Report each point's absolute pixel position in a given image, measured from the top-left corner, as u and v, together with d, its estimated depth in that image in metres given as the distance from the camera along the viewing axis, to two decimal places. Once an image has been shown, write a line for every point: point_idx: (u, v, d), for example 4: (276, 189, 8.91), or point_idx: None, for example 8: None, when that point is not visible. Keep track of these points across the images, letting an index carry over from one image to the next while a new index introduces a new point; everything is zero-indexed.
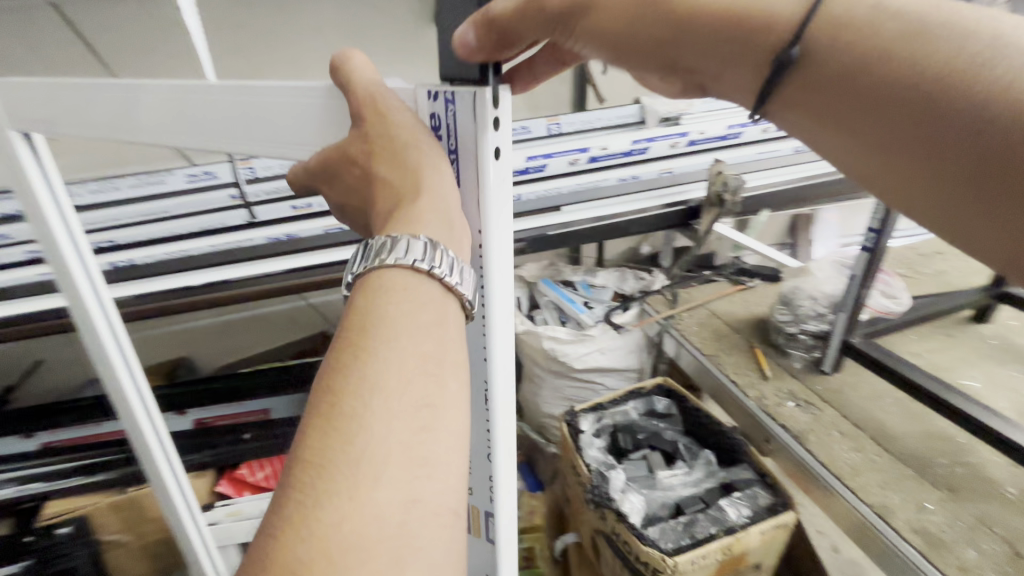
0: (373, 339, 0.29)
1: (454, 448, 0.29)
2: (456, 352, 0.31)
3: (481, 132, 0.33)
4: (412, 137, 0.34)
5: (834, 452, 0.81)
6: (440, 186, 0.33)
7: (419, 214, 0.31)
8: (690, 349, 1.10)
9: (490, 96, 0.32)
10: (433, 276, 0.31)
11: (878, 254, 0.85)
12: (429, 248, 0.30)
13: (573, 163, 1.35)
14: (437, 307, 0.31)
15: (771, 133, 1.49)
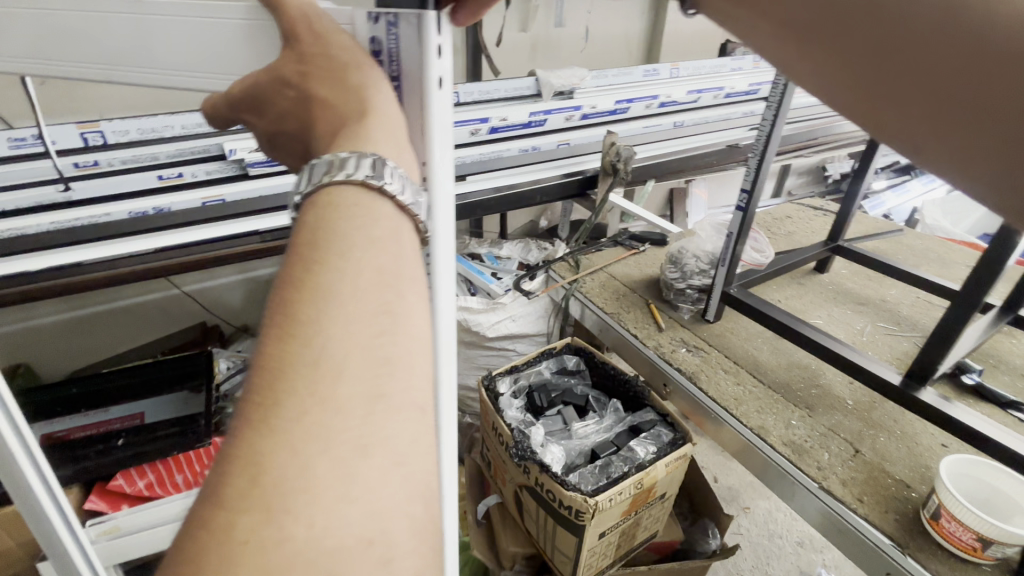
0: (326, 250, 0.28)
1: (418, 358, 0.27)
2: (413, 268, 0.30)
3: (426, 57, 0.36)
4: (351, 56, 0.36)
5: (720, 387, 0.93)
6: (386, 106, 0.35)
7: (369, 130, 0.33)
8: (595, 310, 1.17)
9: (433, 22, 0.35)
10: (384, 192, 0.31)
11: (749, 213, 0.97)
12: (381, 165, 0.31)
13: (474, 134, 1.33)
14: (391, 223, 0.30)
15: (654, 109, 1.61)
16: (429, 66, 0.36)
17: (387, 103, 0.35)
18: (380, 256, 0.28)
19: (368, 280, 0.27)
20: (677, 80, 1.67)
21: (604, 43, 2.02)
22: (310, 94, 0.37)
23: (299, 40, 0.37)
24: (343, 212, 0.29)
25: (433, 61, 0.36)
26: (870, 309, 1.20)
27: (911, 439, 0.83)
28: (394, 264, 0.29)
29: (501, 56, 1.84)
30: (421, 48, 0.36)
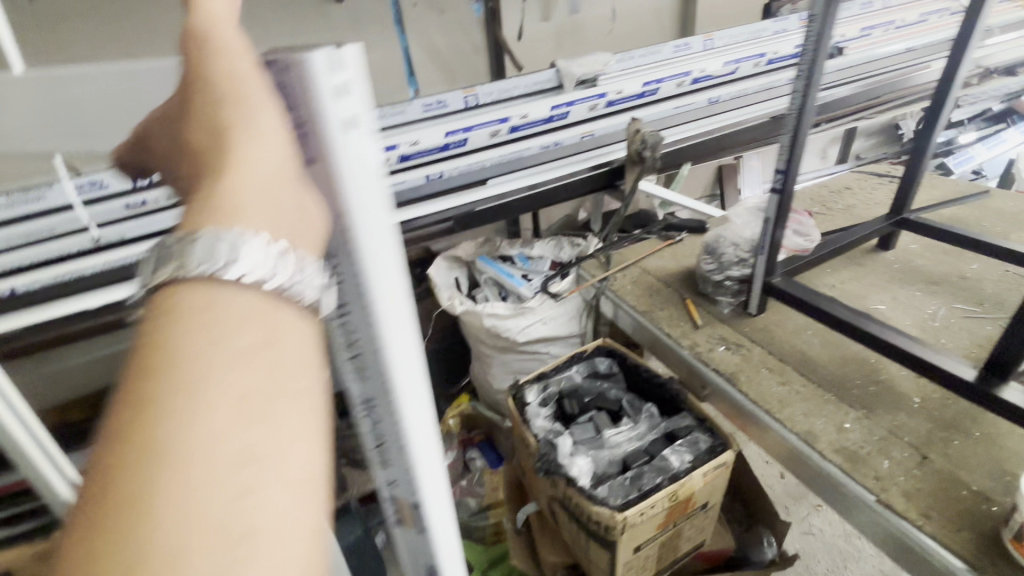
0: (165, 376, 0.21)
1: (297, 491, 0.22)
2: (295, 376, 0.24)
3: (322, 106, 0.25)
4: (229, 103, 0.27)
5: (763, 388, 0.86)
6: (259, 174, 0.26)
7: (236, 201, 0.25)
8: (627, 310, 1.12)
9: (324, 58, 0.24)
10: (254, 286, 0.23)
11: (787, 193, 0.87)
12: (247, 251, 0.23)
13: (494, 135, 1.31)
14: (263, 321, 0.24)
15: (686, 86, 1.50)
16: (325, 115, 0.25)
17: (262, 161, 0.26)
18: (239, 376, 0.22)
19: (223, 413, 0.21)
20: (710, 52, 1.56)
21: (632, 22, 1.91)
22: (193, 157, 0.29)
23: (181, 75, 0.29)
24: (193, 318, 0.23)
25: (330, 108, 0.25)
26: (946, 288, 1.06)
27: (991, 441, 0.72)
28: (260, 381, 0.22)
29: (524, 50, 1.80)
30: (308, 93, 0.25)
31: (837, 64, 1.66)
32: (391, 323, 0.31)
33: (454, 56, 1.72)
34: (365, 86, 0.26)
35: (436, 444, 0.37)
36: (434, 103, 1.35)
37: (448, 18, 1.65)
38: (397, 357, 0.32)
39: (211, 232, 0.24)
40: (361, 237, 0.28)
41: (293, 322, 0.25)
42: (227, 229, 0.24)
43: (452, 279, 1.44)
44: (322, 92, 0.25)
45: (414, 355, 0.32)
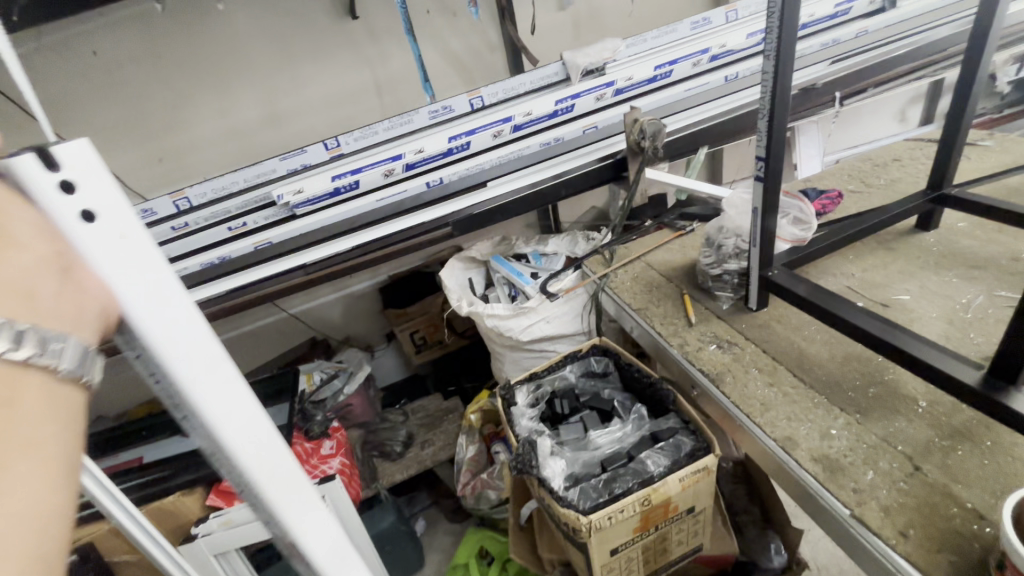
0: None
1: (23, 526, 0.26)
2: (26, 430, 0.28)
3: (51, 201, 0.31)
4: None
5: (748, 390, 0.81)
6: (6, 257, 0.31)
7: None
8: (626, 310, 1.08)
9: (38, 164, 0.31)
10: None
11: (772, 181, 0.81)
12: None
13: (497, 135, 1.33)
14: (0, 391, 0.28)
15: (703, 65, 1.40)
16: (62, 206, 0.32)
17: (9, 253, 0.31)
18: None
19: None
20: (734, 25, 1.45)
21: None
22: None
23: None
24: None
25: (58, 201, 0.31)
26: (991, 272, 0.93)
27: (1004, 452, 0.63)
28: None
29: (539, 43, 1.77)
30: (33, 194, 0.32)
31: (887, 19, 1.47)
32: (186, 363, 0.36)
33: (470, 58, 1.74)
34: (94, 178, 0.32)
35: (284, 469, 0.42)
36: (440, 108, 1.37)
37: (460, 20, 1.67)
38: (198, 393, 0.37)
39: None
40: (126, 295, 0.34)
41: (36, 390, 0.29)
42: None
43: (467, 280, 1.48)
44: (45, 190, 0.31)
45: (226, 386, 0.38)
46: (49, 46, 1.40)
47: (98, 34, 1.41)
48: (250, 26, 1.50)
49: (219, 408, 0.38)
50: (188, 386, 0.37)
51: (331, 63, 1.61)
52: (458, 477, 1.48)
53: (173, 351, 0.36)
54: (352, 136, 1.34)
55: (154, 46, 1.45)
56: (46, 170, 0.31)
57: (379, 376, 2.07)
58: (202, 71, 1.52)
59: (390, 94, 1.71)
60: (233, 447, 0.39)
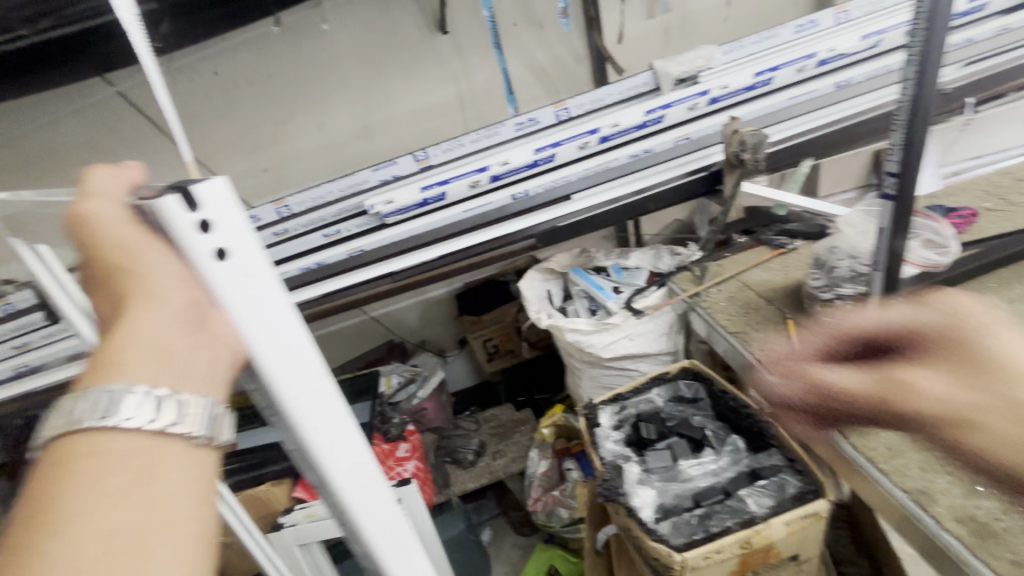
0: (44, 511, 0.29)
1: None
2: (170, 501, 0.31)
3: (187, 243, 0.33)
4: (129, 256, 0.36)
5: (869, 434, 0.74)
6: (153, 311, 0.35)
7: (130, 347, 0.34)
8: (720, 332, 1.02)
9: (178, 206, 0.32)
10: (136, 427, 0.31)
11: (905, 200, 0.73)
12: (127, 403, 0.31)
13: (583, 147, 1.30)
14: (147, 456, 0.32)
15: (808, 71, 1.30)
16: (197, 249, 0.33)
17: (157, 311, 0.35)
18: (113, 507, 0.29)
19: (96, 536, 0.29)
20: (845, 27, 1.34)
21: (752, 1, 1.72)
22: (111, 301, 0.38)
23: (81, 241, 0.38)
24: (77, 459, 0.31)
25: (196, 244, 0.33)
26: None
27: None
28: (137, 508, 0.30)
29: (626, 52, 1.73)
30: (175, 237, 0.33)
31: None
32: (312, 420, 0.39)
33: (555, 69, 1.73)
34: (227, 220, 0.33)
35: (378, 503, 0.45)
36: (526, 120, 1.37)
37: (546, 32, 1.67)
38: (314, 443, 0.39)
39: (104, 384, 0.32)
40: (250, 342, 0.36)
41: (178, 452, 0.33)
42: (117, 382, 0.32)
43: (545, 291, 1.46)
44: (187, 235, 0.33)
45: (344, 440, 0.41)
46: (177, 70, 1.55)
47: (218, 57, 1.55)
48: (348, 44, 1.58)
49: (337, 461, 0.41)
50: (313, 443, 0.39)
51: (420, 78, 1.67)
52: (529, 491, 1.46)
53: (299, 407, 0.38)
54: (439, 148, 1.37)
55: (264, 67, 1.57)
56: (185, 212, 0.32)
57: (451, 381, 2.10)
58: (304, 88, 1.62)
59: (474, 106, 1.75)
60: (346, 493, 0.42)
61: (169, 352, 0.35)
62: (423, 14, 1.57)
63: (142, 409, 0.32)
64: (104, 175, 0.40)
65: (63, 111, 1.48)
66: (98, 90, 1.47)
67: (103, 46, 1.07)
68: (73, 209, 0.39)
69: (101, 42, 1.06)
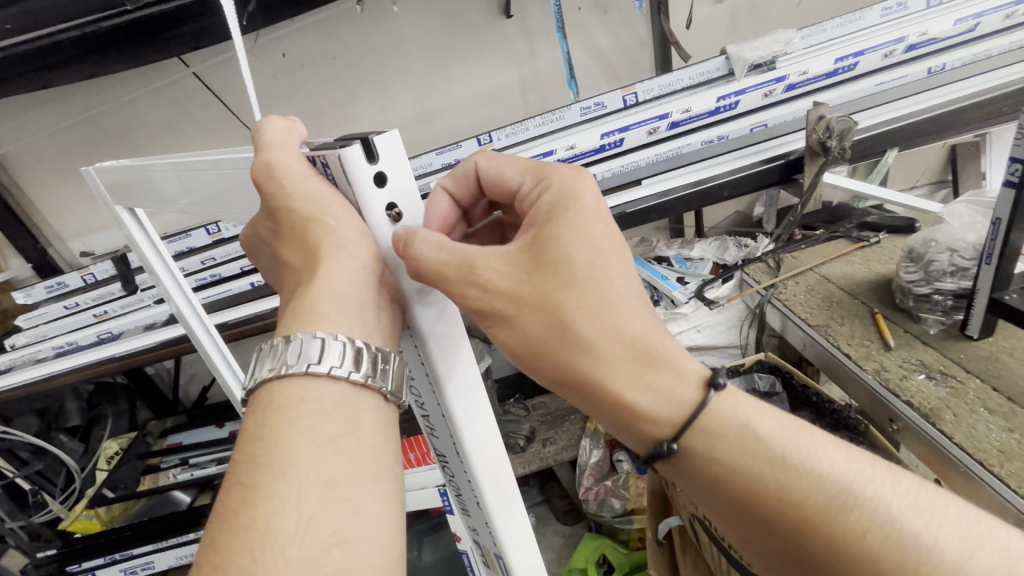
0: (277, 449, 0.38)
1: (373, 499, 0.39)
2: (368, 432, 0.42)
3: (364, 186, 0.45)
4: (313, 208, 0.47)
5: (977, 434, 0.69)
6: (341, 258, 0.45)
7: (319, 297, 0.44)
8: (797, 323, 0.99)
9: (365, 153, 0.44)
10: (341, 377, 0.42)
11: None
12: (336, 347, 0.42)
13: (652, 132, 1.27)
14: (348, 407, 0.41)
15: (896, 56, 1.23)
16: (367, 192, 0.46)
17: (346, 258, 0.46)
18: (330, 437, 0.39)
19: (319, 460, 0.38)
20: (938, 9, 1.27)
21: None
22: (292, 245, 0.50)
23: (263, 188, 0.49)
24: (295, 407, 0.40)
25: (374, 190, 0.46)
26: None
27: None
28: (347, 439, 0.40)
29: (693, 38, 1.68)
30: (356, 179, 0.45)
31: None
32: (437, 338, 0.53)
33: (618, 56, 1.70)
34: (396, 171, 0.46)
35: (481, 420, 0.56)
36: (593, 104, 1.34)
37: (612, 16, 1.64)
38: (437, 356, 0.53)
39: (313, 329, 0.42)
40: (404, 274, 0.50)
41: (370, 405, 0.43)
42: (324, 324, 0.43)
43: None
44: (367, 179, 0.45)
45: (460, 359, 0.54)
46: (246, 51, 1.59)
47: (287, 38, 1.58)
48: (413, 27, 1.59)
49: (452, 375, 0.53)
50: (436, 357, 0.52)
51: (482, 62, 1.66)
52: (581, 480, 1.44)
53: (429, 326, 0.53)
54: (503, 132, 1.37)
55: (331, 49, 1.60)
56: (367, 161, 0.44)
57: (495, 368, 2.11)
58: (369, 71, 1.64)
59: (533, 92, 1.73)
60: (456, 406, 0.54)
61: (353, 299, 0.45)
62: None
63: (346, 357, 0.42)
64: (282, 132, 0.53)
65: (139, 90, 1.53)
66: (174, 70, 1.52)
67: (189, 22, 1.10)
68: (258, 162, 0.49)
69: (187, 18, 1.09)
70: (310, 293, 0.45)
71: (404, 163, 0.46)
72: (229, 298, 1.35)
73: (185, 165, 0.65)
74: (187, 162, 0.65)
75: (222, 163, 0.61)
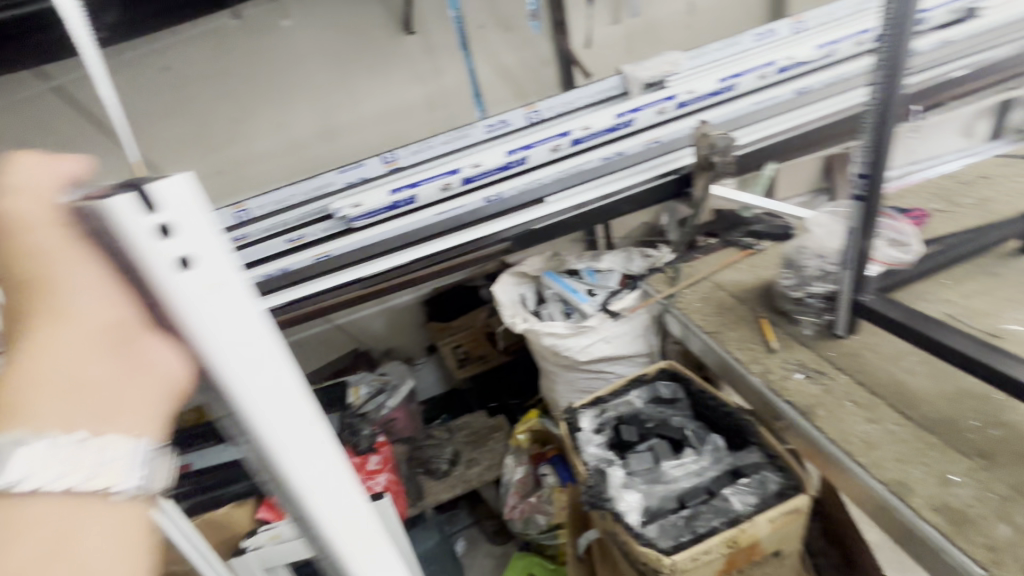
0: None
1: None
2: (96, 555, 0.32)
3: (144, 245, 0.31)
4: (36, 258, 0.33)
5: (847, 427, 0.75)
6: (68, 334, 0.33)
7: (32, 383, 0.32)
8: (694, 331, 1.04)
9: (141, 204, 0.31)
10: (52, 493, 0.31)
11: (872, 199, 0.76)
12: (38, 457, 0.30)
13: (555, 150, 1.30)
14: (62, 518, 0.31)
15: (770, 78, 1.35)
16: (151, 256, 0.32)
17: (81, 331, 0.33)
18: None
19: None
20: (802, 36, 1.40)
21: (713, 9, 1.78)
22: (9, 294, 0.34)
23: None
24: None
25: (157, 249, 0.32)
26: None
27: None
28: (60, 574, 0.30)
29: (593, 57, 1.74)
30: (127, 238, 0.31)
31: (969, 29, 1.39)
32: (277, 427, 0.38)
33: (524, 73, 1.73)
34: (187, 219, 0.33)
35: (355, 518, 0.44)
36: (497, 122, 1.37)
37: (515, 34, 1.67)
38: (285, 457, 0.39)
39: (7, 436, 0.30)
40: (221, 359, 0.35)
41: (102, 510, 0.32)
42: (27, 428, 0.31)
43: (518, 295, 1.43)
44: (144, 236, 0.31)
45: (315, 444, 0.40)
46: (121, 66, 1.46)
47: (168, 52, 1.46)
48: (309, 41, 1.52)
49: (302, 466, 0.40)
50: (275, 448, 0.38)
51: (386, 78, 1.62)
52: (506, 499, 1.44)
53: (263, 411, 0.37)
54: (408, 150, 1.35)
55: (220, 63, 1.50)
56: (145, 213, 0.31)
57: (419, 389, 2.05)
58: (264, 86, 1.55)
59: (442, 108, 1.72)
60: (312, 500, 0.41)
61: (96, 379, 0.33)
62: (388, 12, 1.53)
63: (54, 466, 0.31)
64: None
65: None
66: (31, 85, 1.35)
67: (34, 34, 0.98)
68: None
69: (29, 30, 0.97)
70: (15, 376, 0.32)
71: (202, 211, 0.33)
72: None
73: None
74: None
75: None
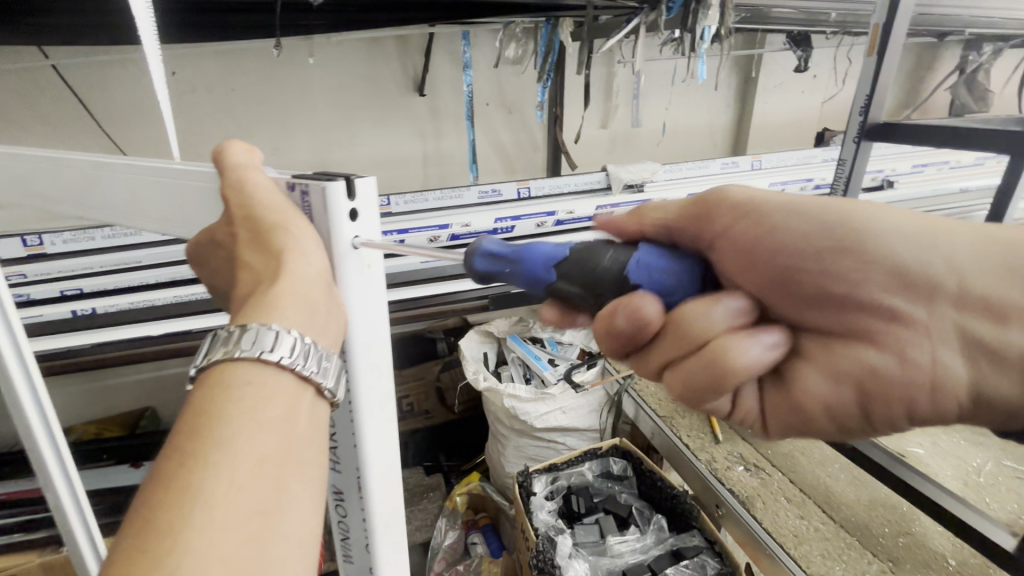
0: (216, 435, 0.32)
1: (303, 501, 0.34)
2: (307, 424, 0.36)
3: (340, 221, 0.41)
4: (278, 217, 0.42)
5: (778, 520, 0.89)
6: (297, 265, 0.39)
7: (279, 296, 0.37)
8: (647, 413, 1.18)
9: (343, 193, 0.41)
10: (289, 369, 0.35)
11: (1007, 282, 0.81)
12: (287, 339, 0.35)
13: (540, 225, 1.38)
14: (288, 400, 0.35)
15: None
16: (342, 231, 0.41)
17: (306, 263, 0.39)
18: (269, 439, 0.33)
19: (249, 468, 0.31)
20: (759, 172, 1.63)
21: (686, 135, 2.04)
22: (237, 253, 0.43)
23: (228, 206, 0.43)
24: (237, 396, 0.34)
25: (346, 225, 0.41)
26: None
27: None
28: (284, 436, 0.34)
29: (580, 151, 1.94)
30: (329, 215, 0.41)
31: (888, 196, 1.68)
32: (368, 379, 0.46)
33: (517, 151, 1.88)
34: (367, 212, 0.43)
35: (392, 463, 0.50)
36: (489, 190, 1.45)
37: (514, 117, 1.82)
38: (365, 393, 0.46)
39: (263, 325, 0.36)
40: (353, 314, 0.44)
41: (309, 402, 0.37)
42: (275, 321, 0.36)
43: (481, 353, 1.45)
44: (341, 217, 0.41)
45: (385, 408, 0.48)
46: (120, 62, 1.39)
47: (182, 59, 1.47)
48: (325, 81, 1.60)
49: (374, 417, 0.47)
50: (363, 392, 0.46)
51: (388, 128, 1.71)
52: (431, 565, 1.38)
53: (365, 364, 0.46)
54: (402, 199, 1.37)
55: (230, 80, 1.53)
56: (347, 199, 0.41)
57: None
58: (269, 106, 1.58)
59: (434, 166, 1.82)
60: (369, 447, 0.48)
61: (311, 300, 0.38)
62: (405, 73, 1.65)
63: (295, 350, 0.35)
64: (247, 152, 0.47)
65: None
66: (28, 58, 1.32)
67: (68, 15, 0.98)
68: (227, 185, 0.44)
69: (63, 10, 0.97)
70: (264, 295, 0.38)
71: (375, 205, 0.44)
72: (36, 326, 1.09)
73: (56, 163, 0.60)
74: (54, 157, 0.61)
75: (98, 169, 0.57)
